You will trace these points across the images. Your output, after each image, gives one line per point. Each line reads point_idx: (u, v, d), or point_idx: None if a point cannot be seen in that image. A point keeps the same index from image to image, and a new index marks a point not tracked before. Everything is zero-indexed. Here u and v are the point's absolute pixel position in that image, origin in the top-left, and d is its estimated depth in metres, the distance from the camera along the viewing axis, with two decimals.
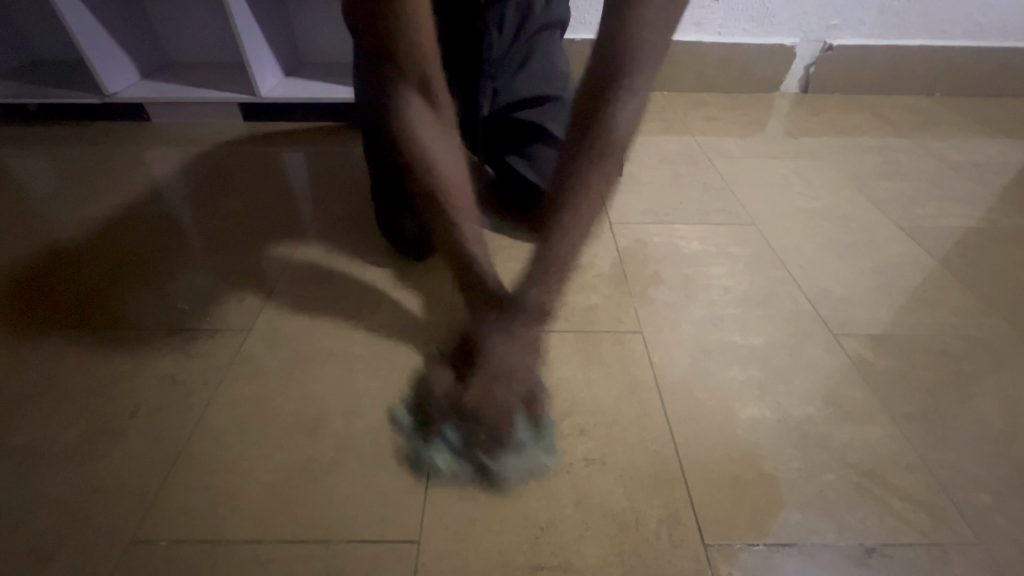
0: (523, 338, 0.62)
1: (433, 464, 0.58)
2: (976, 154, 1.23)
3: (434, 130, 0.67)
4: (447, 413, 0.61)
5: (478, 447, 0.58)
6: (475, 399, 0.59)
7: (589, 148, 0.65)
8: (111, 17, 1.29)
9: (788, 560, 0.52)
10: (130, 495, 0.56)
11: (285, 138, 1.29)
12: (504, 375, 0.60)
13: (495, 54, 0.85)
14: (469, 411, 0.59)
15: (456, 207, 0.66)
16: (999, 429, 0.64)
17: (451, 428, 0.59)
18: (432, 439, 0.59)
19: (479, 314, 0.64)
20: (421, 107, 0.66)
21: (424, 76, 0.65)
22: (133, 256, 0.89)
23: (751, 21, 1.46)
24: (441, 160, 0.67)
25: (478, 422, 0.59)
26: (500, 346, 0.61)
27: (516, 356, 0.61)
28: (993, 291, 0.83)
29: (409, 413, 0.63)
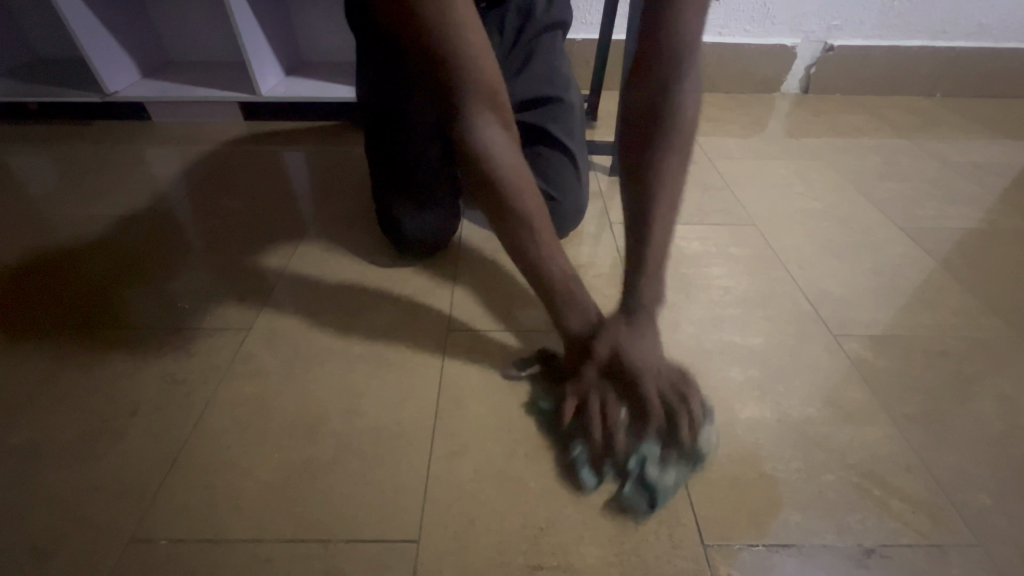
0: (652, 334, 0.58)
1: (664, 482, 0.55)
2: (976, 154, 1.23)
3: (503, 144, 0.59)
4: (630, 437, 0.56)
5: (679, 438, 0.56)
6: (654, 412, 0.55)
7: (663, 136, 0.56)
8: (111, 16, 1.29)
9: (787, 560, 0.52)
10: (131, 494, 0.56)
11: (285, 137, 1.29)
12: (659, 373, 0.56)
13: (495, 56, 0.87)
14: (654, 423, 0.55)
15: (538, 222, 0.59)
16: (999, 430, 0.64)
17: (649, 441, 0.56)
18: (631, 463, 0.55)
19: (609, 333, 0.57)
20: (487, 120, 0.58)
21: (487, 87, 0.57)
22: (134, 255, 0.89)
23: (752, 21, 1.46)
24: (515, 172, 0.58)
25: (671, 423, 0.56)
26: (642, 354, 0.56)
27: (649, 354, 0.56)
28: (993, 291, 0.83)
29: (585, 459, 0.57)
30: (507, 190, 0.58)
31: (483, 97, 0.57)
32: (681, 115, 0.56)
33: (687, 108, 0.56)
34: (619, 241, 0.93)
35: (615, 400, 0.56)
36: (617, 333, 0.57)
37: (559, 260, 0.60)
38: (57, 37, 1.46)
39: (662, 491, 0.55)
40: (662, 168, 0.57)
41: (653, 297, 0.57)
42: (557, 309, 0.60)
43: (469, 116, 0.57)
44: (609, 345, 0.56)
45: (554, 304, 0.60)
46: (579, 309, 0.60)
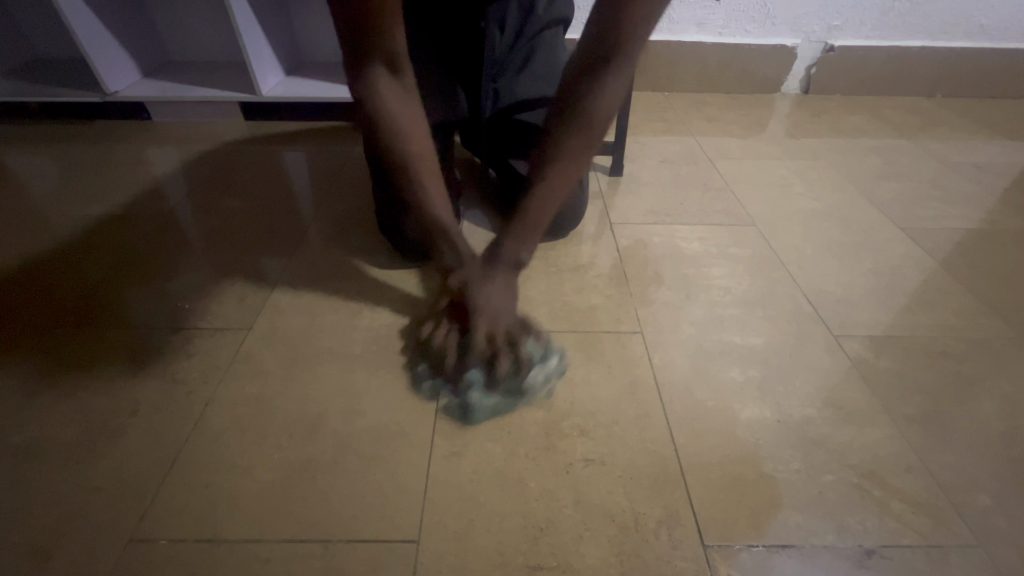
0: (502, 280, 0.66)
1: (479, 407, 0.63)
2: (977, 155, 1.23)
3: (399, 100, 0.63)
4: (459, 360, 0.66)
5: (500, 374, 0.64)
6: (478, 343, 0.63)
7: (572, 125, 0.60)
8: (111, 16, 1.29)
9: (788, 561, 0.52)
10: (130, 493, 0.56)
11: (286, 138, 1.29)
12: (498, 312, 0.65)
13: (496, 53, 0.86)
14: (478, 353, 0.64)
15: (425, 177, 0.65)
16: (999, 431, 0.64)
17: (474, 369, 0.64)
18: (459, 382, 0.65)
19: (463, 270, 0.66)
20: (387, 78, 0.62)
21: (384, 48, 0.60)
22: (134, 255, 0.89)
23: (752, 21, 1.45)
24: (407, 129, 0.64)
25: (493, 357, 0.64)
26: (483, 294, 0.64)
27: (494, 296, 0.65)
28: (992, 291, 0.83)
29: (426, 372, 0.67)
30: (397, 144, 0.63)
31: (380, 55, 0.60)
32: (596, 111, 0.59)
33: (604, 106, 0.59)
34: (619, 242, 0.93)
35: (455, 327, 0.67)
36: (468, 273, 0.66)
37: (440, 210, 0.67)
38: (57, 36, 1.46)
39: (476, 411, 0.62)
40: (561, 159, 0.62)
41: (514, 256, 0.66)
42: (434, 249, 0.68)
43: (368, 71, 0.61)
44: (461, 281, 0.66)
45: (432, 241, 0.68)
46: (452, 248, 0.67)
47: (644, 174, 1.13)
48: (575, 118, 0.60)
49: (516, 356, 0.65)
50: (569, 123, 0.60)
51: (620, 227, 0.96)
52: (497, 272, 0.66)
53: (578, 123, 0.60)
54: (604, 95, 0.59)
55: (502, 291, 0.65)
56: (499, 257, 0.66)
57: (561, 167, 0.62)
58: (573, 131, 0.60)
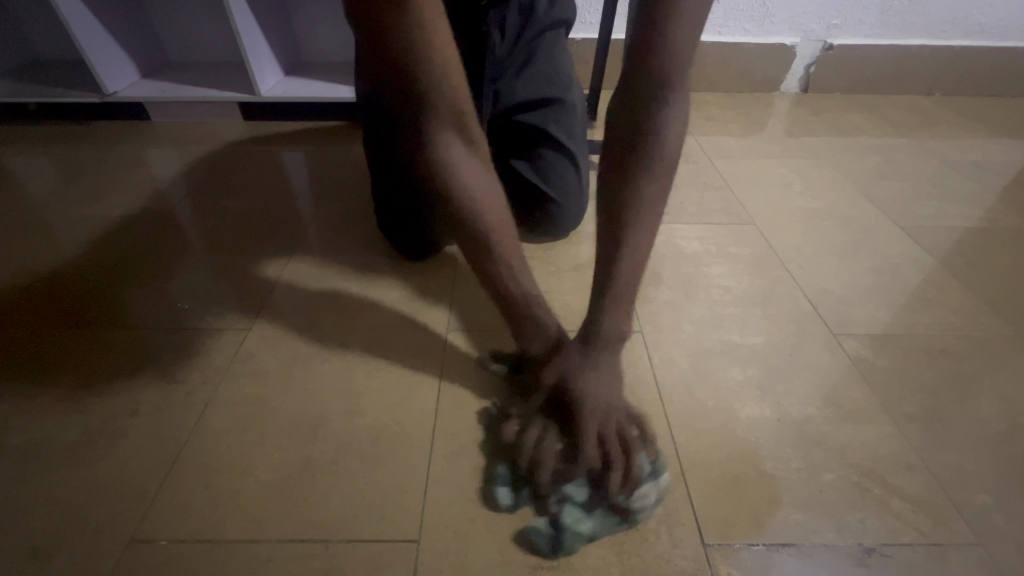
0: (609, 369, 0.57)
1: (580, 531, 0.52)
2: (976, 154, 1.23)
3: (473, 169, 0.58)
4: (557, 473, 0.54)
5: (609, 492, 0.53)
6: (587, 449, 0.53)
7: (638, 165, 0.55)
8: (110, 16, 1.29)
9: (787, 559, 0.52)
10: (131, 493, 0.56)
11: (286, 138, 1.29)
12: (606, 416, 0.55)
13: (497, 55, 0.84)
14: (584, 462, 0.54)
15: (507, 247, 0.59)
16: (998, 429, 0.64)
17: (575, 484, 0.54)
18: (555, 499, 0.54)
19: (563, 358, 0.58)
20: (457, 145, 0.56)
21: (450, 107, 0.54)
22: (134, 255, 0.89)
23: (751, 21, 1.46)
24: (484, 199, 0.58)
25: (600, 471, 0.54)
26: (591, 387, 0.56)
27: (600, 389, 0.56)
28: (992, 290, 0.83)
29: (510, 484, 0.55)
30: (471, 212, 0.57)
31: (447, 121, 0.55)
32: (665, 137, 0.55)
33: (669, 136, 0.55)
34: None
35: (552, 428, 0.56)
36: (569, 364, 0.57)
37: (524, 283, 0.60)
38: (56, 36, 1.46)
39: (575, 537, 0.52)
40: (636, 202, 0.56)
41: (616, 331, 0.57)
42: (521, 333, 0.60)
43: (433, 141, 0.56)
44: (563, 369, 0.57)
45: (518, 324, 0.60)
46: (542, 332, 0.59)
47: None
48: (640, 156, 0.55)
49: (628, 472, 0.53)
50: (633, 163, 0.55)
51: None
52: (605, 363, 0.57)
53: (645, 162, 0.55)
54: (666, 125, 0.55)
55: (610, 386, 0.57)
56: (602, 338, 0.58)
57: (639, 212, 0.56)
58: (638, 172, 0.56)
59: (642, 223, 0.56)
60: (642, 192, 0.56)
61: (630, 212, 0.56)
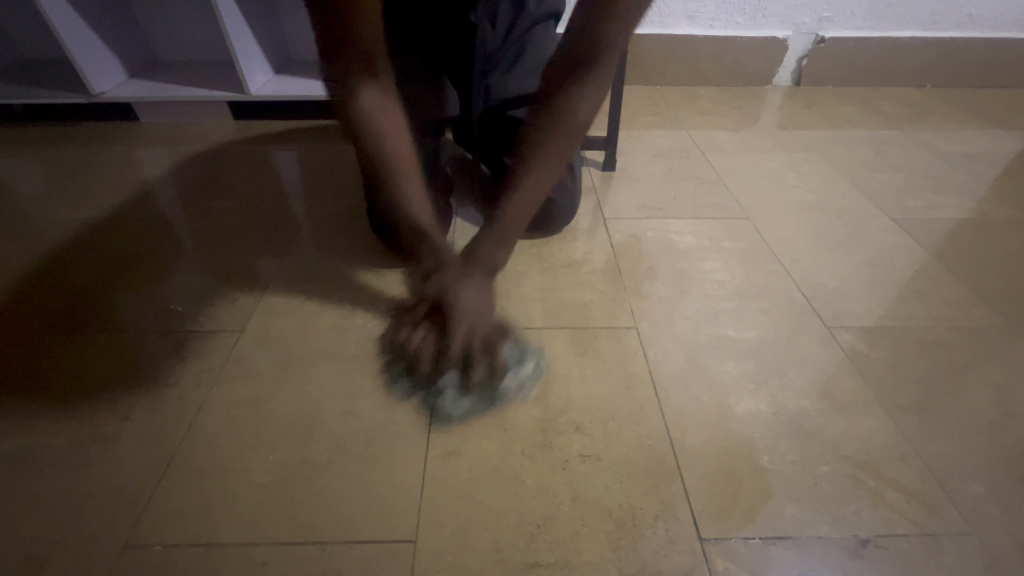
0: (483, 278, 0.65)
1: (454, 408, 0.64)
2: (967, 145, 1.24)
3: (382, 105, 0.64)
4: (434, 364, 0.68)
5: (474, 379, 0.66)
6: (456, 346, 0.65)
7: (548, 124, 0.63)
8: (96, 16, 1.27)
9: (783, 553, 0.52)
10: (122, 499, 0.56)
11: (277, 137, 1.28)
12: (477, 318, 0.65)
13: (490, 49, 0.84)
14: (456, 355, 0.66)
15: (407, 175, 0.68)
16: (990, 420, 0.64)
17: (450, 371, 0.67)
18: (430, 382, 0.66)
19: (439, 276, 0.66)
20: (368, 78, 0.62)
21: (365, 49, 0.60)
22: (125, 257, 0.89)
23: (743, 14, 1.46)
24: (389, 134, 0.65)
25: (468, 361, 0.67)
26: (464, 297, 0.64)
27: (474, 296, 0.64)
28: (982, 281, 0.84)
29: (395, 372, 0.68)
30: (382, 149, 0.65)
31: (358, 56, 0.60)
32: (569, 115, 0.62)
33: (582, 109, 0.62)
34: (612, 237, 0.92)
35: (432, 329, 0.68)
36: (445, 277, 0.65)
37: (422, 207, 0.69)
38: (40, 35, 1.44)
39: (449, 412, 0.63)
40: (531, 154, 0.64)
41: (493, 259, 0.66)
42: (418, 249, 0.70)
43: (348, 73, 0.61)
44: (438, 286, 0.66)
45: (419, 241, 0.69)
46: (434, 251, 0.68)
47: (636, 169, 1.13)
48: (555, 114, 0.62)
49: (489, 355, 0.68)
50: (546, 125, 0.63)
51: (613, 222, 0.96)
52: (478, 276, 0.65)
53: (553, 124, 0.63)
54: (583, 97, 0.62)
55: (484, 292, 0.65)
56: (476, 257, 0.65)
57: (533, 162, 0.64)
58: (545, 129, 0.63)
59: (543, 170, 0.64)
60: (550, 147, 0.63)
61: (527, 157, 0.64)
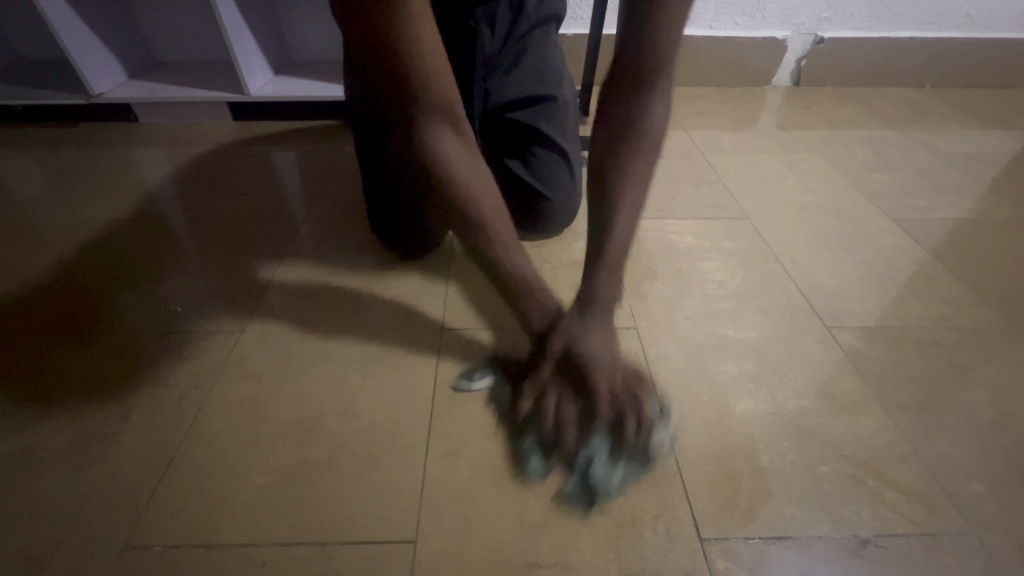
0: (605, 327, 0.61)
1: (612, 478, 0.56)
2: (967, 145, 1.24)
3: (466, 160, 0.60)
4: (578, 434, 0.58)
5: (626, 439, 0.58)
6: (601, 409, 0.58)
7: (624, 139, 0.59)
8: (95, 16, 1.27)
9: (783, 552, 0.52)
10: (122, 499, 0.56)
11: (277, 138, 1.28)
12: (612, 370, 0.59)
13: (488, 53, 0.84)
14: (602, 417, 0.58)
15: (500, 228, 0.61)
16: (990, 420, 0.64)
17: (598, 436, 0.58)
18: (580, 455, 0.57)
19: (564, 330, 0.60)
20: (448, 131, 0.58)
21: (444, 100, 0.57)
22: (124, 258, 0.89)
23: (742, 14, 1.46)
24: (474, 182, 0.59)
25: (617, 422, 0.58)
26: (595, 346, 0.59)
27: (604, 347, 0.60)
28: (983, 281, 0.84)
29: (534, 449, 0.59)
30: (472, 205, 0.59)
31: (439, 109, 0.57)
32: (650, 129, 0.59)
33: (656, 118, 0.59)
34: None
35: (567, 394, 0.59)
36: (569, 328, 0.60)
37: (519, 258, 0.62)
38: (41, 36, 1.44)
39: (607, 483, 0.56)
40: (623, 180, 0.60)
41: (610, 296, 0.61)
42: (521, 308, 0.63)
43: (424, 120, 0.57)
44: (567, 341, 0.59)
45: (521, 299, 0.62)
46: (540, 304, 0.62)
47: None
48: (632, 133, 0.59)
49: (636, 417, 0.59)
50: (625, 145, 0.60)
51: None
52: (600, 321, 0.60)
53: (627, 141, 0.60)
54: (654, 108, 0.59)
55: (609, 341, 0.61)
56: (597, 300, 0.60)
57: (626, 186, 0.60)
58: (629, 150, 0.60)
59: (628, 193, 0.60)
60: (633, 163, 0.60)
61: (617, 183, 0.60)
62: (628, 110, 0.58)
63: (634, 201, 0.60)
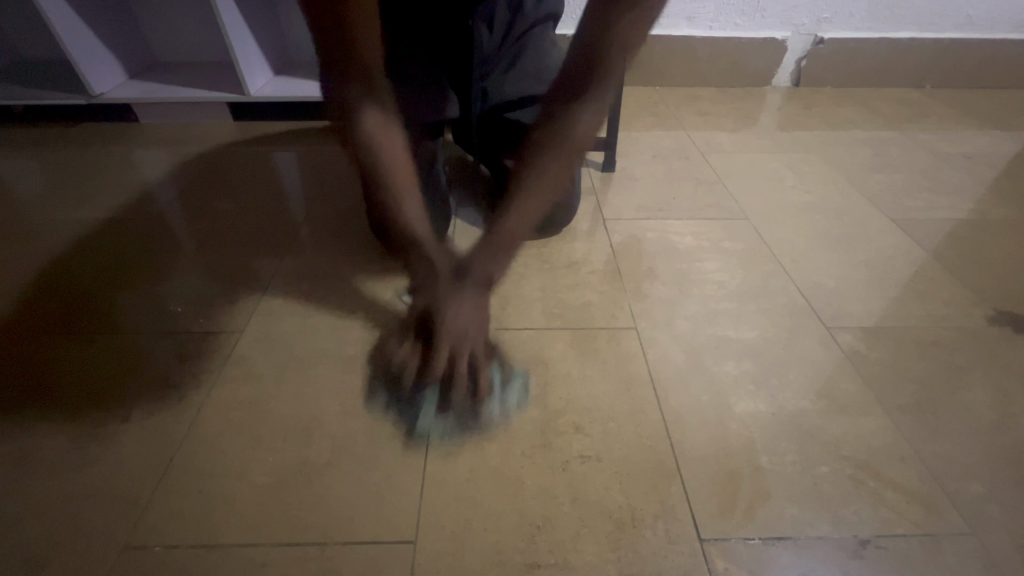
0: (471, 302, 0.63)
1: (425, 427, 0.62)
2: (966, 145, 1.24)
3: (380, 121, 0.64)
4: (417, 383, 0.65)
5: (453, 400, 0.63)
6: (437, 368, 0.62)
7: (552, 134, 0.64)
8: (95, 17, 1.27)
9: (783, 553, 0.52)
10: (123, 499, 0.56)
11: (277, 138, 1.28)
12: (461, 340, 0.62)
13: (486, 52, 0.84)
14: (439, 377, 0.63)
15: (400, 186, 0.65)
16: (990, 420, 0.64)
17: (430, 389, 0.64)
18: (414, 401, 0.64)
19: (429, 291, 0.64)
20: (366, 93, 0.62)
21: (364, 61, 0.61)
22: (123, 258, 0.89)
23: (742, 15, 1.46)
24: (383, 140, 0.64)
25: (450, 384, 0.63)
26: (451, 315, 0.62)
27: (462, 319, 0.62)
28: (982, 281, 0.84)
29: (385, 394, 0.65)
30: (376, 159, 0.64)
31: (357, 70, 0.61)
32: (576, 131, 0.64)
33: (582, 126, 0.64)
34: (612, 238, 0.93)
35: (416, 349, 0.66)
36: (433, 293, 0.64)
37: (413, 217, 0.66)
38: (41, 37, 1.44)
39: (419, 431, 0.61)
40: (537, 179, 0.64)
41: (487, 273, 0.65)
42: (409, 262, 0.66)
43: (345, 78, 0.61)
44: (427, 300, 0.64)
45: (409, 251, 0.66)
46: (422, 260, 0.65)
47: (636, 170, 1.13)
48: (556, 131, 0.64)
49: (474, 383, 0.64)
50: (547, 142, 0.64)
51: (613, 222, 0.96)
52: (467, 296, 0.63)
53: (561, 130, 0.64)
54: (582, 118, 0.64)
55: (473, 314, 0.63)
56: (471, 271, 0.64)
57: (538, 178, 0.64)
58: (551, 148, 0.64)
59: (535, 187, 0.64)
60: (548, 158, 0.64)
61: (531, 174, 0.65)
62: (564, 110, 0.64)
63: (540, 199, 0.65)
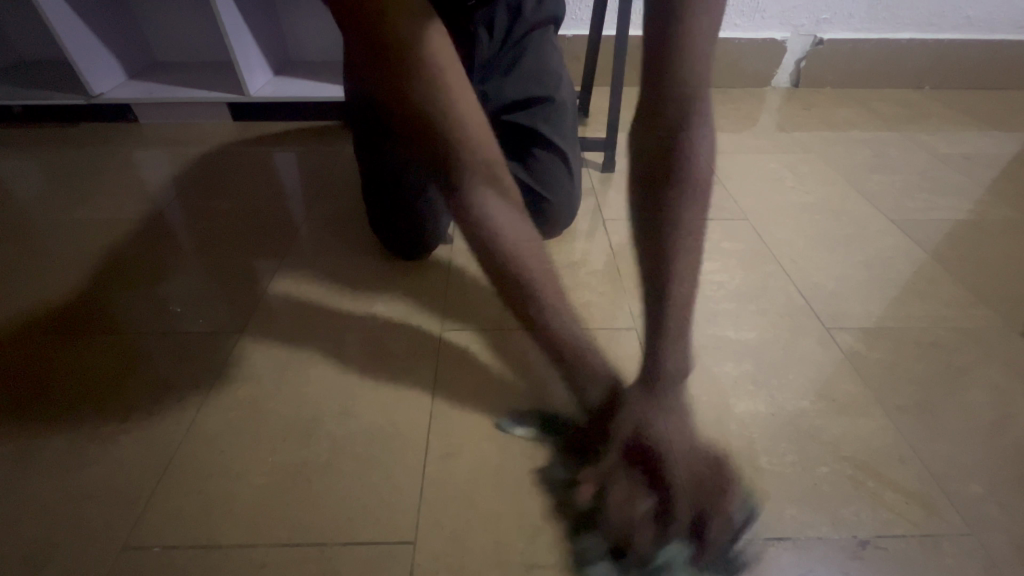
0: (676, 408, 0.56)
1: None
2: (965, 146, 1.24)
3: (507, 216, 0.60)
4: (654, 535, 0.49)
5: (708, 546, 0.50)
6: (682, 505, 0.50)
7: (675, 184, 0.59)
8: (95, 17, 1.27)
9: (782, 553, 0.52)
10: (122, 499, 0.56)
11: (276, 138, 1.28)
12: (689, 460, 0.52)
13: (484, 56, 0.85)
14: (681, 519, 0.50)
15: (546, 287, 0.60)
16: (989, 420, 0.64)
17: (676, 541, 0.49)
18: (657, 560, 0.48)
19: (632, 409, 0.55)
20: (491, 194, 0.60)
21: (483, 164, 0.60)
22: (122, 259, 0.89)
23: (741, 15, 1.47)
24: (511, 232, 0.60)
25: (701, 522, 0.50)
26: (668, 429, 0.53)
27: (678, 433, 0.54)
28: (982, 282, 0.84)
29: (602, 553, 0.51)
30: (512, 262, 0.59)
31: (482, 175, 0.60)
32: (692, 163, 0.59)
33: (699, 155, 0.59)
34: (612, 239, 0.93)
35: (641, 487, 0.51)
36: (638, 410, 0.55)
37: (572, 329, 0.59)
38: (40, 36, 1.44)
39: None
40: (677, 252, 0.59)
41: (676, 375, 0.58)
42: (576, 380, 0.59)
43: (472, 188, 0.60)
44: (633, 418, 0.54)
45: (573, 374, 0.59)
46: (595, 375, 0.58)
47: None
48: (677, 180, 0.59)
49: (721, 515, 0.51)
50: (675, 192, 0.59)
51: (613, 223, 0.97)
52: (669, 403, 0.56)
53: (682, 171, 0.59)
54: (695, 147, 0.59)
55: (684, 422, 0.55)
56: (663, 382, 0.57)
57: (679, 260, 0.59)
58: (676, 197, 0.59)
59: (685, 270, 0.59)
60: (683, 223, 0.59)
61: (673, 252, 0.59)
62: (671, 148, 0.58)
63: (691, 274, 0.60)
